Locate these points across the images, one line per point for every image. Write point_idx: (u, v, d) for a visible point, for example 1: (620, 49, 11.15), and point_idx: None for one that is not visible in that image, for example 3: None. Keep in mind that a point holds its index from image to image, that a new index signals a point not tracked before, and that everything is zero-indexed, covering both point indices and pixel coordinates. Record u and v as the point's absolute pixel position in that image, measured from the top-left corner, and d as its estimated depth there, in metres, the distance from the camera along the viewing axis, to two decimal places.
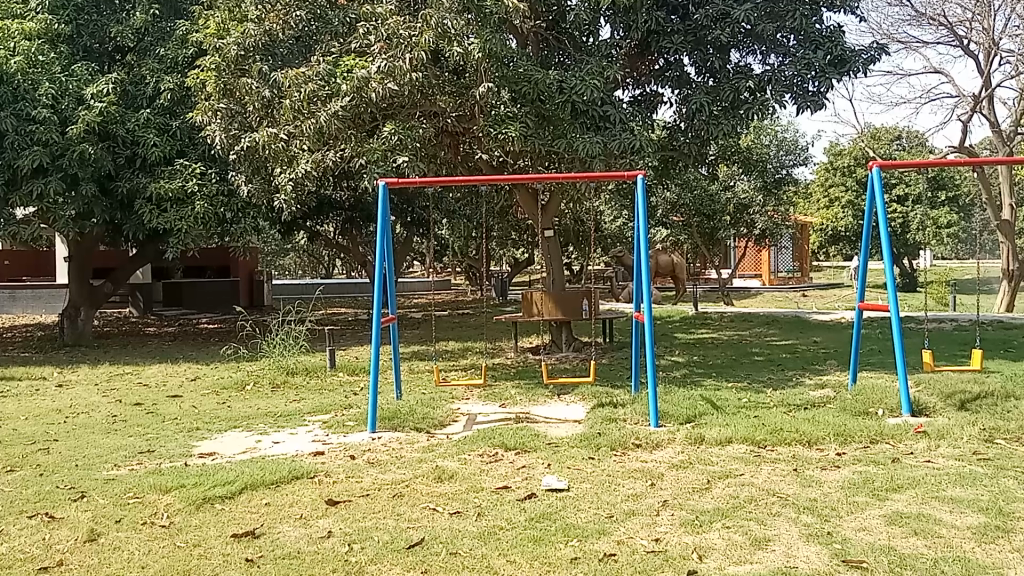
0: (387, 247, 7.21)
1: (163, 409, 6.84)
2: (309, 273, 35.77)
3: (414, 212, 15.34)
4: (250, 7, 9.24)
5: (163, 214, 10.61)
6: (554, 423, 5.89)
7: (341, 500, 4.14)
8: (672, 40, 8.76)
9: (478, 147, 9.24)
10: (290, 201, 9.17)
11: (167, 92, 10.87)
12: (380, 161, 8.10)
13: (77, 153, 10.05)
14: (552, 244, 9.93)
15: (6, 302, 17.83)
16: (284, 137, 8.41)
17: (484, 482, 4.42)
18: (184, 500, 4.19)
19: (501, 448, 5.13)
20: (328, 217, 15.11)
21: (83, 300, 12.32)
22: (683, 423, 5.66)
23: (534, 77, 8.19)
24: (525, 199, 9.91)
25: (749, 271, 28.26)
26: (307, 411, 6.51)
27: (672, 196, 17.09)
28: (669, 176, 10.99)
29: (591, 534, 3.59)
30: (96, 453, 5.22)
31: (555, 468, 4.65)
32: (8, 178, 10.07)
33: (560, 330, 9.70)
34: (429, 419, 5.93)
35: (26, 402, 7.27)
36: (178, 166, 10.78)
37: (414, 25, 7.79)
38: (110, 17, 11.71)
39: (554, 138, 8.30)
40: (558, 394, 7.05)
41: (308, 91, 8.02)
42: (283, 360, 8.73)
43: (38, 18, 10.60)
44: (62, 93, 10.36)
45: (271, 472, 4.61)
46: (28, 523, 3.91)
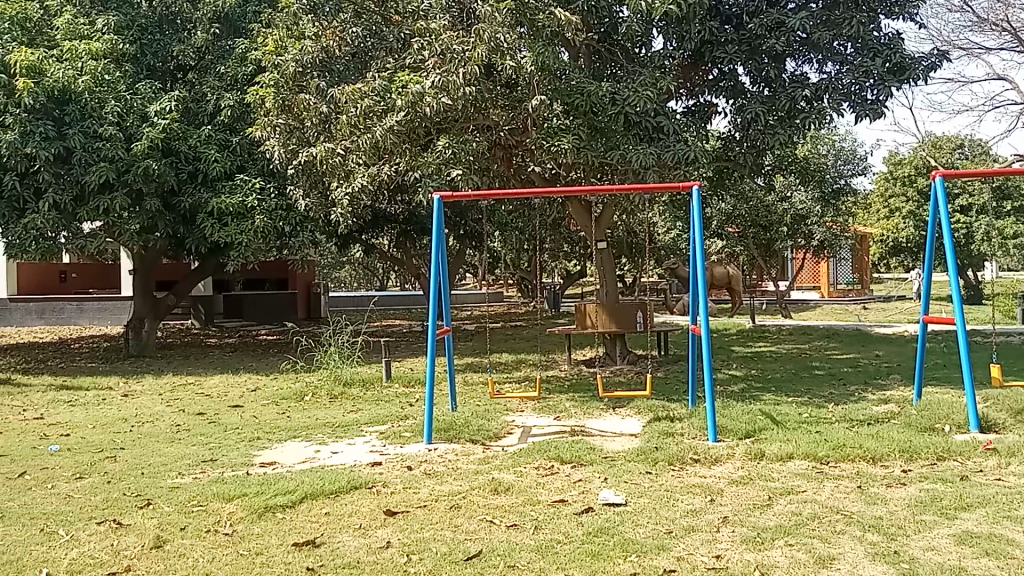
0: (441, 260, 7.19)
1: (225, 418, 6.98)
2: (364, 285, 36.22)
3: (467, 224, 15.48)
4: (308, 24, 9.51)
5: (224, 228, 10.85)
6: (609, 436, 5.85)
7: (398, 510, 4.17)
8: (726, 50, 8.70)
9: (531, 160, 9.29)
10: (347, 215, 9.29)
11: (227, 109, 11.22)
12: (435, 174, 8.17)
13: (141, 169, 10.35)
14: (606, 256, 9.88)
15: (73, 313, 18.38)
16: (341, 152, 8.63)
17: (540, 495, 4.40)
18: (247, 508, 4.25)
19: (556, 461, 5.12)
20: (383, 230, 15.33)
21: (147, 311, 12.60)
22: (742, 439, 5.57)
23: (587, 89, 8.15)
24: (578, 212, 9.89)
25: (806, 284, 27.80)
26: (365, 421, 6.59)
27: (727, 207, 16.76)
28: (724, 187, 10.84)
29: (651, 550, 3.54)
30: (161, 462, 5.34)
31: (613, 482, 4.61)
32: (76, 193, 10.43)
33: (614, 343, 9.64)
34: (484, 431, 5.96)
35: (93, 411, 7.47)
36: (238, 181, 11.02)
37: (468, 40, 7.91)
38: (172, 36, 12.13)
39: (608, 150, 8.26)
40: (614, 407, 6.99)
41: (365, 106, 8.20)
42: (340, 371, 8.82)
43: (104, 38, 10.87)
44: (128, 110, 10.64)
45: (330, 482, 4.66)
46: (96, 529, 4.01)
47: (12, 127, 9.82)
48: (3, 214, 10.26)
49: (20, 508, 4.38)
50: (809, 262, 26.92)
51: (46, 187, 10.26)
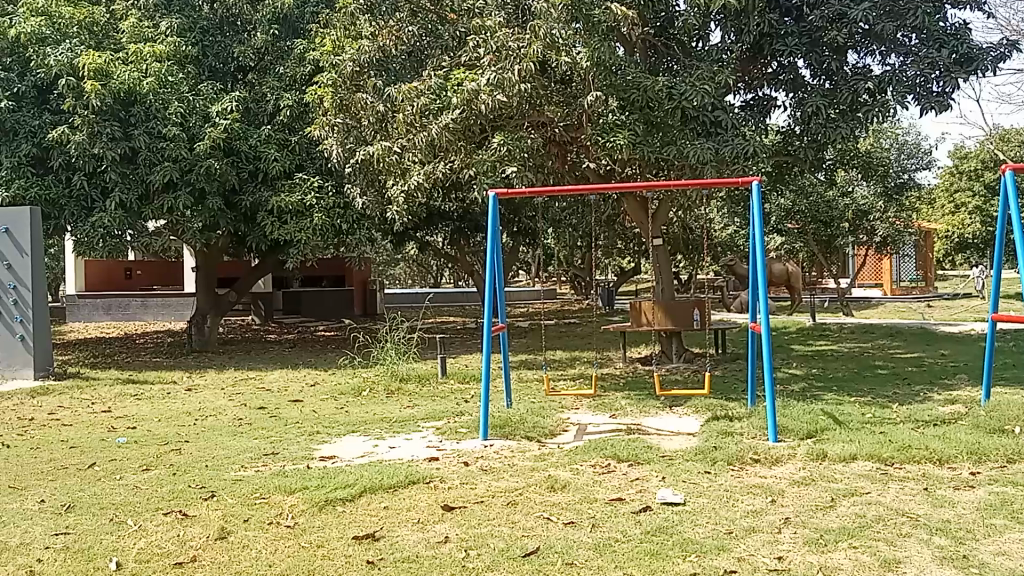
0: (497, 256, 7.20)
1: (285, 412, 7.10)
2: (419, 282, 36.56)
3: (521, 221, 15.48)
4: (365, 24, 9.62)
5: (284, 226, 11.04)
6: (666, 435, 5.79)
7: (456, 506, 4.19)
8: (786, 42, 8.51)
9: (586, 156, 9.24)
10: (402, 213, 9.39)
11: (286, 109, 11.40)
12: (490, 172, 8.19)
13: (204, 169, 10.59)
14: (662, 253, 9.79)
15: (138, 310, 18.87)
16: (398, 150, 8.72)
17: (597, 493, 4.38)
18: (308, 501, 4.32)
19: (613, 459, 5.09)
20: (437, 227, 15.44)
21: (209, 307, 12.88)
22: (803, 439, 5.47)
23: (643, 83, 8.08)
24: (634, 208, 9.81)
25: (867, 281, 27.19)
26: (421, 417, 6.64)
27: (787, 203, 16.48)
28: (784, 182, 10.64)
29: (711, 550, 3.50)
30: (224, 455, 5.45)
31: (671, 481, 4.57)
32: (141, 193, 10.72)
33: (670, 340, 9.55)
34: (539, 428, 5.95)
35: (159, 404, 7.67)
36: (297, 179, 11.22)
37: (523, 37, 7.88)
38: (233, 38, 12.37)
39: (664, 145, 8.14)
40: (671, 405, 6.92)
41: (420, 105, 8.24)
42: (396, 367, 8.92)
43: (168, 41, 11.13)
44: (190, 111, 10.88)
45: (389, 476, 4.71)
46: (163, 519, 4.12)
47: (81, 128, 10.13)
48: (72, 213, 10.57)
49: (90, 498, 4.52)
50: (871, 259, 26.34)
51: (113, 187, 10.56)
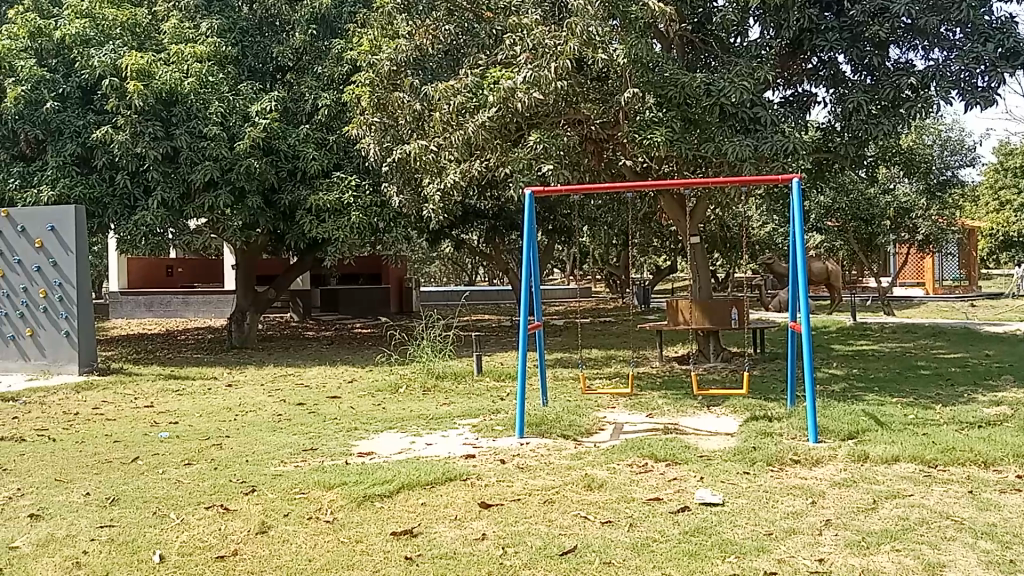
0: (533, 254, 7.19)
1: (323, 408, 7.17)
2: (454, 279, 36.69)
3: (556, 219, 15.46)
4: (402, 23, 9.67)
5: (322, 224, 11.15)
6: (704, 435, 5.75)
7: (493, 503, 4.20)
8: (827, 37, 8.40)
9: (623, 154, 9.20)
10: (438, 211, 9.43)
11: (324, 108, 11.49)
12: (526, 170, 8.20)
13: (244, 168, 10.73)
14: (699, 251, 9.71)
15: (179, 306, 19.14)
16: (434, 149, 8.77)
17: (635, 492, 4.36)
18: (347, 497, 4.36)
19: (651, 459, 5.06)
20: (472, 225, 15.47)
21: (249, 304, 13.02)
22: (844, 440, 5.39)
23: (681, 80, 7.96)
24: (671, 206, 9.75)
25: (909, 280, 26.88)
26: (457, 414, 6.66)
27: (827, 201, 16.27)
28: (824, 179, 10.50)
29: (750, 552, 3.47)
30: (264, 450, 5.52)
31: (709, 481, 4.53)
32: (183, 191, 10.88)
33: (707, 339, 9.48)
34: (576, 426, 5.94)
35: (200, 400, 7.79)
36: (335, 178, 11.32)
37: (559, 34, 7.89)
38: (272, 38, 12.52)
39: (702, 142, 8.11)
40: (708, 405, 6.87)
41: (457, 103, 8.25)
42: (432, 364, 8.96)
43: (208, 41, 11.28)
44: (230, 110, 11.03)
45: (426, 473, 4.73)
46: (205, 513, 4.18)
47: (123, 128, 10.31)
48: (115, 212, 10.74)
49: (134, 491, 4.61)
50: (913, 257, 25.91)
51: (155, 186, 10.73)
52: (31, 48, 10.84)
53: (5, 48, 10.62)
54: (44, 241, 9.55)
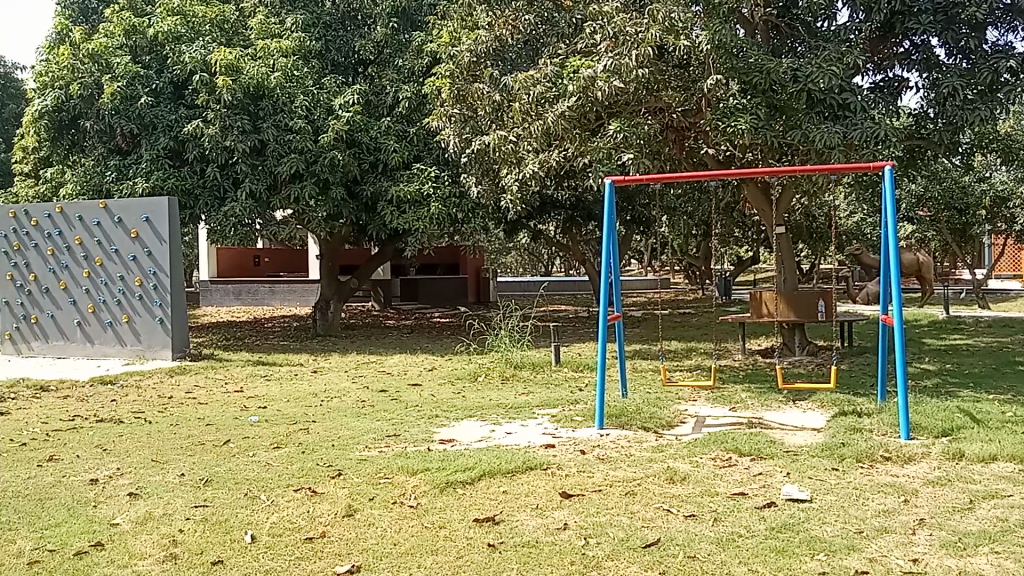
0: (614, 245, 7.15)
1: (405, 395, 7.29)
2: (530, 270, 36.82)
3: (636, 209, 15.32)
4: (481, 14, 9.70)
5: (402, 215, 11.31)
6: (790, 430, 5.63)
7: (575, 493, 4.20)
8: (920, 20, 8.07)
9: (705, 142, 9.02)
10: (517, 201, 9.47)
11: (405, 100, 11.62)
12: (606, 160, 8.15)
13: (328, 160, 10.96)
14: (785, 242, 9.49)
15: (266, 294, 19.76)
16: (513, 139, 8.84)
17: (719, 487, 4.30)
18: (430, 482, 4.42)
19: (735, 453, 4.99)
20: (550, 215, 15.47)
21: (332, 293, 13.31)
22: (938, 437, 5.20)
23: (767, 66, 7.85)
24: (755, 195, 9.56)
25: (1005, 272, 25.88)
26: (537, 404, 6.68)
27: (918, 189, 15.51)
28: (917, 166, 10.12)
29: (840, 550, 3.39)
30: (349, 435, 5.65)
31: (796, 477, 4.44)
32: (269, 183, 11.17)
33: (792, 332, 9.29)
34: (657, 419, 5.89)
35: (287, 385, 8.03)
36: (415, 169, 11.44)
37: (640, 21, 7.77)
38: (354, 32, 12.66)
39: (788, 130, 7.87)
40: (794, 400, 6.72)
41: (537, 93, 8.31)
42: (512, 354, 9.02)
43: (293, 36, 11.58)
44: (315, 104, 11.29)
45: (507, 461, 4.76)
46: (294, 496, 4.30)
47: (213, 122, 10.66)
48: (206, 203, 11.08)
49: (226, 473, 4.78)
50: (1010, 248, 24.78)
51: (243, 178, 11.03)
52: (126, 45, 11.25)
53: (102, 45, 11.03)
54: (140, 232, 9.92)
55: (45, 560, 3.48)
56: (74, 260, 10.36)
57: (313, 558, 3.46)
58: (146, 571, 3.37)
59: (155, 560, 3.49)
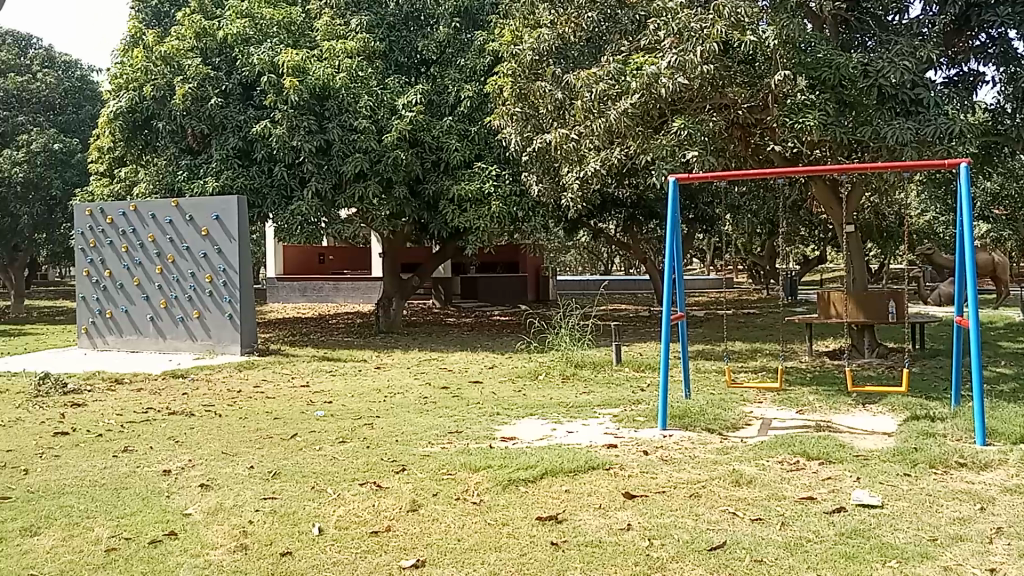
0: (677, 244, 7.08)
1: (467, 393, 7.34)
2: (589, 268, 36.71)
3: (699, 208, 15.15)
4: (544, 12, 9.69)
5: (463, 213, 11.39)
6: (859, 434, 5.51)
7: (638, 494, 4.17)
8: (998, 12, 7.81)
9: (771, 139, 8.86)
10: (578, 200, 9.44)
11: (467, 100, 11.72)
12: (669, 157, 8.08)
13: (392, 159, 11.12)
14: (854, 242, 9.28)
15: (330, 291, 20.10)
16: (575, 137, 8.82)
17: (785, 490, 4.23)
18: (493, 479, 4.45)
19: (802, 457, 4.89)
20: (611, 214, 15.40)
21: (394, 290, 13.46)
22: (1016, 444, 5.03)
23: (836, 61, 7.71)
24: (823, 194, 9.36)
25: None
26: (598, 404, 6.65)
27: (994, 186, 15.05)
28: (993, 163, 9.78)
29: (913, 557, 3.30)
30: (412, 431, 5.71)
31: (866, 482, 4.34)
32: (334, 182, 11.35)
33: (861, 335, 9.08)
34: (721, 420, 5.82)
35: (351, 381, 8.16)
36: (476, 168, 11.49)
37: (706, 17, 7.64)
38: (417, 32, 12.74)
39: (858, 126, 7.67)
40: (863, 403, 6.57)
41: (599, 91, 8.19)
42: (572, 353, 9.01)
43: (358, 37, 11.77)
44: (379, 104, 11.43)
45: (569, 460, 4.76)
46: (360, 490, 4.37)
47: (281, 122, 10.88)
48: (274, 202, 11.31)
49: (293, 466, 4.88)
50: None
51: (309, 177, 11.22)
52: (197, 47, 11.56)
53: (174, 48, 11.36)
54: (210, 230, 10.20)
55: (122, 548, 3.60)
56: (147, 257, 10.66)
57: (378, 551, 3.51)
58: (218, 561, 3.46)
59: (226, 550, 3.58)
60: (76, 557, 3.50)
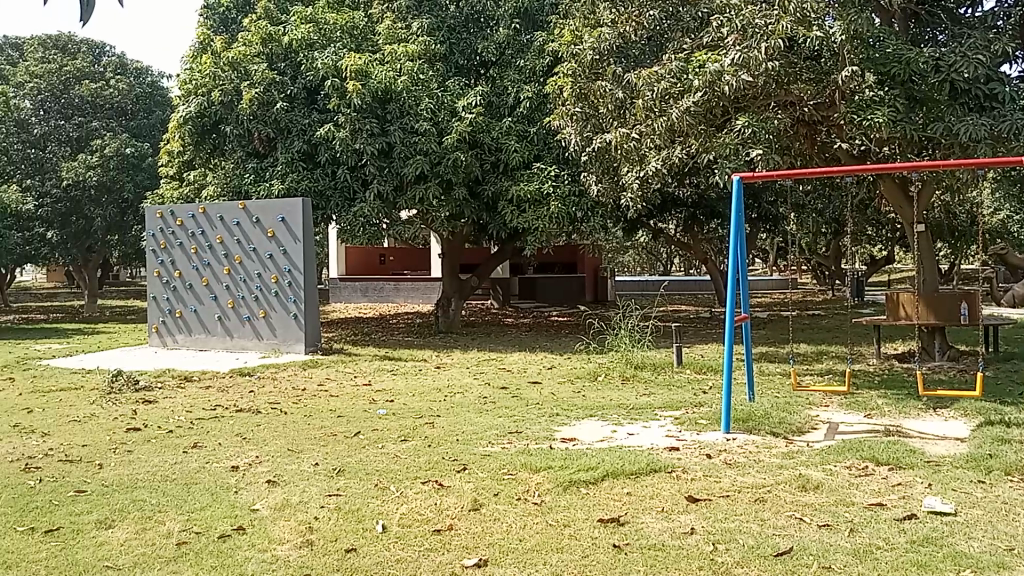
0: (741, 244, 6.97)
1: (526, 393, 7.34)
2: (649, 268, 36.44)
3: (761, 207, 14.91)
4: (604, 11, 9.66)
5: (522, 214, 11.43)
6: (931, 439, 5.36)
7: (701, 498, 4.13)
8: None
9: (838, 137, 8.67)
10: (637, 200, 9.37)
11: (526, 100, 11.71)
12: (732, 156, 7.97)
13: (451, 161, 11.19)
14: (924, 241, 9.02)
15: (391, 291, 20.35)
16: (636, 137, 8.75)
17: (854, 496, 4.13)
18: (554, 480, 4.45)
19: (871, 462, 4.78)
20: (671, 214, 15.27)
21: (453, 291, 13.54)
22: None
23: (906, 56, 7.44)
24: (891, 192, 9.12)
25: None
26: (659, 406, 6.59)
27: None
28: None
29: (988, 567, 3.20)
30: (473, 430, 5.74)
31: (938, 489, 4.21)
32: (395, 184, 11.48)
33: (931, 337, 8.83)
34: (786, 424, 5.71)
35: (412, 380, 8.24)
36: (535, 169, 11.49)
37: (770, 13, 7.64)
38: (478, 33, 12.80)
39: (930, 122, 7.41)
40: (934, 408, 6.38)
41: (661, 89, 8.15)
42: (632, 354, 8.95)
43: (419, 40, 11.91)
44: (440, 106, 11.51)
45: (631, 463, 4.73)
46: (422, 488, 4.41)
47: (344, 125, 11.05)
48: (337, 204, 11.49)
49: (357, 463, 4.95)
50: None
51: (371, 179, 11.38)
52: (262, 53, 11.77)
53: (242, 54, 11.63)
54: (276, 231, 10.42)
55: (192, 541, 3.70)
56: (215, 259, 10.93)
57: (441, 550, 3.53)
58: (285, 556, 3.53)
59: (293, 546, 3.64)
60: (149, 550, 3.61)
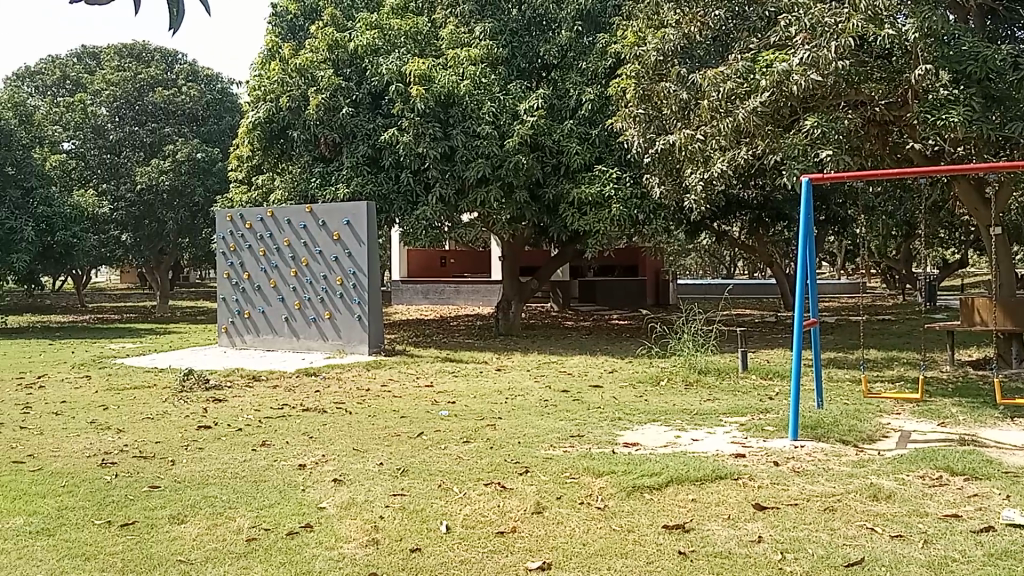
0: (810, 247, 6.83)
1: (588, 397, 7.32)
2: (711, 272, 36.00)
3: (828, 209, 14.61)
4: (668, 12, 9.59)
5: (583, 216, 11.43)
6: (1009, 449, 5.17)
7: (769, 506, 4.05)
8: None
9: (909, 137, 8.45)
10: (701, 202, 9.27)
11: (587, 103, 11.67)
12: (800, 157, 7.82)
13: (513, 163, 11.21)
14: (1000, 244, 8.73)
15: (452, 293, 20.49)
16: (700, 138, 8.63)
17: (928, 507, 4.02)
18: (617, 485, 4.42)
19: (946, 471, 4.64)
20: (735, 217, 15.07)
21: (514, 293, 13.58)
22: None
23: (982, 53, 7.19)
24: (966, 193, 8.84)
25: None
26: (724, 412, 6.50)
27: None
28: None
29: None
30: (534, 433, 5.74)
31: (1017, 501, 4.07)
32: (457, 187, 11.57)
33: (1008, 343, 8.53)
34: (856, 432, 5.58)
35: (473, 382, 8.30)
36: (597, 171, 11.44)
37: (840, 11, 7.51)
38: (540, 36, 12.83)
39: (1008, 121, 7.16)
40: (1012, 417, 6.16)
41: (727, 89, 8.05)
42: (696, 358, 8.85)
43: (482, 45, 11.93)
44: (501, 109, 11.54)
45: (695, 469, 4.67)
46: (485, 489, 4.43)
47: (408, 129, 11.17)
48: (400, 207, 11.65)
49: (421, 464, 4.99)
50: None
51: (434, 182, 11.50)
52: (329, 59, 12.00)
53: (309, 60, 11.85)
54: (341, 234, 10.59)
55: (261, 538, 3.77)
56: (282, 260, 11.15)
57: (505, 552, 3.55)
58: (352, 554, 3.58)
59: (359, 544, 3.69)
60: (219, 545, 3.69)
